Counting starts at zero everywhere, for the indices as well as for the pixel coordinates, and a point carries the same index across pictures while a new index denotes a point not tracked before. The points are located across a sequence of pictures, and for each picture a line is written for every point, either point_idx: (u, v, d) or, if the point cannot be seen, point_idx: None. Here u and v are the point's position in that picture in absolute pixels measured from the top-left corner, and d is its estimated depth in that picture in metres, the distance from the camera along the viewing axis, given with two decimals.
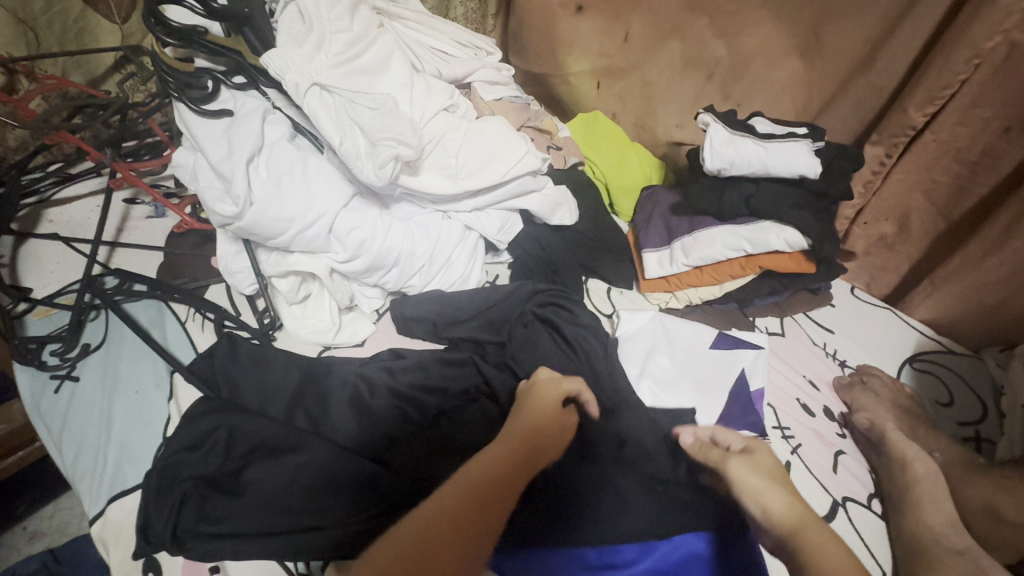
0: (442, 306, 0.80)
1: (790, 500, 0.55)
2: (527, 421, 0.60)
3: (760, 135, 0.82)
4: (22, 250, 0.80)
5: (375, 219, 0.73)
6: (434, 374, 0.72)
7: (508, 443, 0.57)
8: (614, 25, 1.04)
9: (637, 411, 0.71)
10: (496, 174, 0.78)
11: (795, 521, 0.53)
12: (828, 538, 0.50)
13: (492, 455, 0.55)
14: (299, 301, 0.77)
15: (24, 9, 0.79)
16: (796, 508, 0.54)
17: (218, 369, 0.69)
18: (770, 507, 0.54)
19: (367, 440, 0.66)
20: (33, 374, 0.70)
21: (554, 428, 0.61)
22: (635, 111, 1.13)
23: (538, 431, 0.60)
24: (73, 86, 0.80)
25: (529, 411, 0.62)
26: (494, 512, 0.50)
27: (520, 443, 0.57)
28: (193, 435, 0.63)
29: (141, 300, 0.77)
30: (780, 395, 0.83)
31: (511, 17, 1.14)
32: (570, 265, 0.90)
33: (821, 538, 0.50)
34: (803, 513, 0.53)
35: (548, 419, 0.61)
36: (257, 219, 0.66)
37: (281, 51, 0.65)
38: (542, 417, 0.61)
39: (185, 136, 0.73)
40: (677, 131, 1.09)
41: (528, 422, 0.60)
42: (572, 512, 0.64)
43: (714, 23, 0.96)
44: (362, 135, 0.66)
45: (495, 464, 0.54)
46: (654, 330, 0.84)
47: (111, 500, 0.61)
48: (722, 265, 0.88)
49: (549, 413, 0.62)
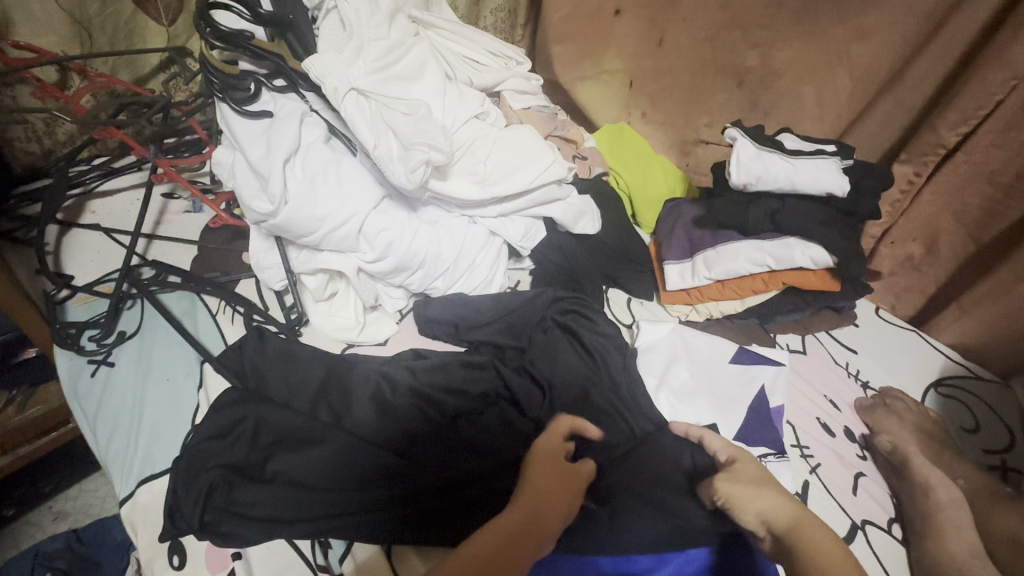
0: (465, 309, 0.81)
1: (782, 500, 0.57)
2: (538, 479, 0.58)
3: (788, 151, 0.82)
4: (65, 239, 0.84)
5: (403, 221, 0.75)
6: (454, 376, 0.73)
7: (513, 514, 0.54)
8: (652, 27, 1.07)
9: (653, 447, 0.70)
10: (523, 181, 0.79)
11: (792, 521, 0.55)
12: (824, 541, 0.52)
13: (494, 523, 0.54)
14: (326, 298, 0.79)
15: (80, 10, 0.83)
16: (792, 507, 0.56)
17: (247, 361, 0.71)
18: (767, 511, 0.56)
19: (387, 435, 0.67)
20: (71, 358, 0.72)
21: (564, 495, 0.57)
22: (665, 116, 1.14)
23: (543, 499, 0.56)
24: (121, 84, 0.85)
25: (540, 470, 0.59)
26: (512, 553, 0.51)
27: (540, 493, 0.57)
28: (219, 424, 0.65)
29: (175, 292, 0.80)
30: (799, 413, 0.83)
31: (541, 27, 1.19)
32: (591, 274, 0.92)
33: (820, 536, 0.53)
34: (799, 512, 0.56)
35: (554, 479, 0.58)
36: (290, 217, 0.68)
37: (322, 57, 0.67)
38: (554, 479, 0.58)
39: (225, 134, 0.75)
40: (706, 130, 1.09)
41: (531, 486, 0.57)
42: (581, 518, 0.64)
43: (746, 34, 0.96)
44: (395, 140, 0.67)
45: (502, 526, 0.53)
46: (674, 342, 0.84)
47: (141, 483, 0.63)
48: (745, 280, 0.89)
49: (563, 478, 0.59)
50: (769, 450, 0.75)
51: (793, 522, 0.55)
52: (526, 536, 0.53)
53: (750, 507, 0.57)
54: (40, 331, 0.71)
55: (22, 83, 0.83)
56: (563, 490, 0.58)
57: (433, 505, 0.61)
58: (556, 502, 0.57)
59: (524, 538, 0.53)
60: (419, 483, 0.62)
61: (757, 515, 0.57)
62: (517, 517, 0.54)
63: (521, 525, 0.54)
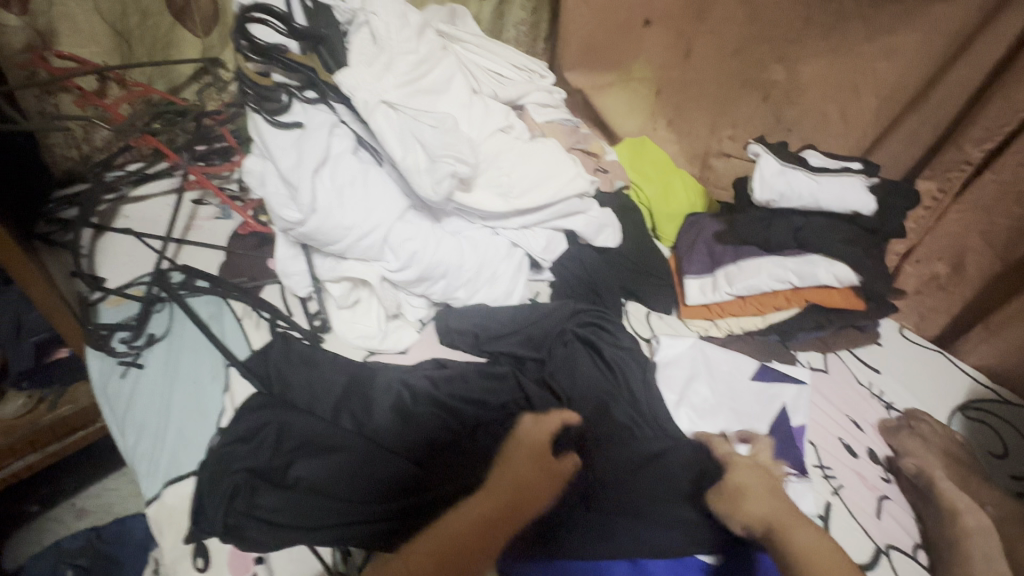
0: (486, 320, 0.81)
1: (766, 503, 0.63)
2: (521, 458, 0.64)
3: (812, 169, 0.83)
4: (99, 242, 0.86)
5: (428, 232, 0.76)
6: (474, 387, 0.73)
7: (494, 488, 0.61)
8: (679, 39, 1.08)
9: (667, 461, 0.70)
10: (546, 194, 0.80)
11: (772, 516, 0.61)
12: (804, 533, 0.60)
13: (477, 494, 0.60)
14: (349, 306, 0.80)
15: (120, 22, 0.86)
16: (770, 504, 0.63)
17: (272, 367, 0.72)
18: (751, 511, 0.62)
19: (408, 443, 0.68)
20: (103, 359, 0.73)
21: (541, 472, 0.63)
22: (691, 125, 1.14)
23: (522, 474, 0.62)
24: (156, 94, 0.91)
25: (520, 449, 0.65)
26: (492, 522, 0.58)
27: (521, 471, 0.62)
28: (245, 428, 0.66)
29: (203, 297, 0.82)
30: (821, 432, 0.82)
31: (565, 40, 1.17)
32: (611, 287, 0.92)
33: (801, 531, 0.60)
34: (776, 508, 0.62)
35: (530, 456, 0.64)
36: (319, 226, 0.70)
37: (353, 71, 0.68)
38: (528, 465, 0.63)
39: (256, 143, 0.77)
40: (729, 142, 1.10)
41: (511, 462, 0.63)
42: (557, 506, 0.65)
43: (774, 48, 0.96)
44: (423, 152, 0.69)
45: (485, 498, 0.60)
46: (694, 357, 0.84)
47: (167, 485, 0.64)
48: (767, 296, 0.88)
49: (532, 467, 0.63)
50: (791, 471, 0.74)
51: (774, 522, 0.61)
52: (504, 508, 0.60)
53: (738, 512, 0.63)
54: (69, 326, 0.73)
55: (63, 91, 0.86)
56: (529, 478, 0.62)
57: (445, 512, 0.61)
58: (520, 488, 0.61)
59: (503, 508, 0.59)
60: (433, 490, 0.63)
61: (744, 516, 0.62)
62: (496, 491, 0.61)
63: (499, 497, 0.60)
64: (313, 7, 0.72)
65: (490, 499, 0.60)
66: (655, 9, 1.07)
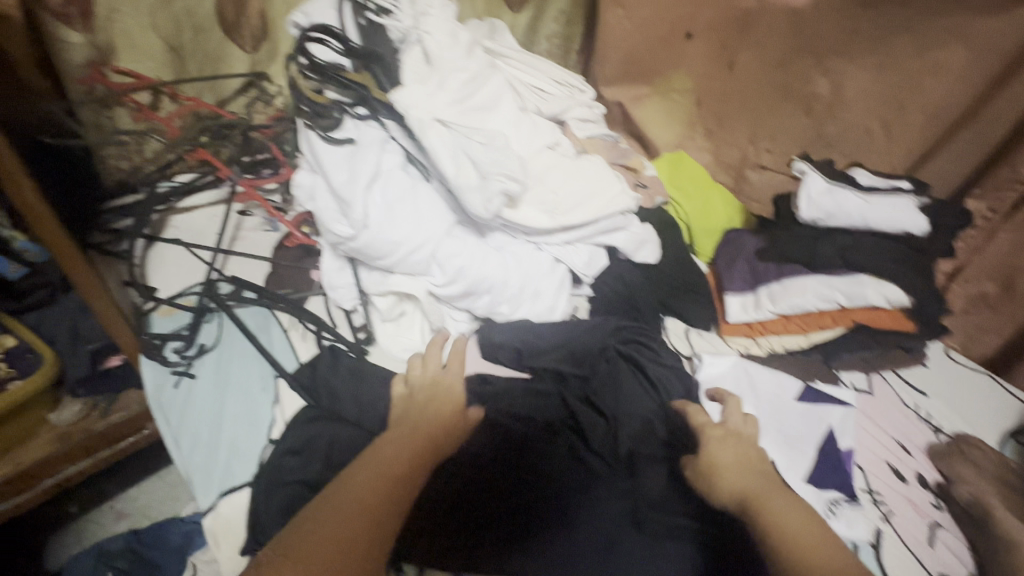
0: (529, 336, 0.81)
1: (742, 477, 0.65)
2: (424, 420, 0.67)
3: (861, 188, 0.83)
4: (150, 252, 0.88)
5: (474, 247, 0.77)
6: (519, 403, 0.75)
7: (405, 447, 0.63)
8: (723, 51, 1.07)
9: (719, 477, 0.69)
10: (591, 212, 0.81)
11: (747, 489, 0.64)
12: (779, 505, 0.62)
13: (388, 452, 0.62)
14: (393, 319, 0.81)
15: (176, 37, 0.87)
16: (744, 477, 0.65)
17: (319, 378, 0.73)
18: (727, 485, 0.65)
19: (460, 457, 0.69)
20: (156, 369, 0.75)
21: (442, 430, 0.66)
22: (731, 135, 1.12)
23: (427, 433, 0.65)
24: (207, 108, 0.92)
25: (424, 414, 0.68)
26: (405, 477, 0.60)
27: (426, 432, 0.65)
28: (294, 441, 0.67)
29: (251, 308, 0.83)
30: (868, 456, 0.81)
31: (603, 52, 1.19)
32: (652, 303, 0.91)
33: (777, 505, 0.62)
34: (749, 481, 0.65)
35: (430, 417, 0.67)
36: (368, 241, 0.72)
37: (408, 90, 0.69)
38: (431, 424, 0.66)
39: (306, 158, 0.79)
40: (767, 155, 1.08)
41: (416, 424, 0.66)
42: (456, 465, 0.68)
43: (818, 61, 0.95)
44: (474, 169, 0.69)
45: (397, 457, 0.62)
46: (738, 376, 0.84)
47: (221, 496, 0.65)
48: (812, 315, 0.87)
49: (432, 416, 0.67)
50: (841, 496, 0.73)
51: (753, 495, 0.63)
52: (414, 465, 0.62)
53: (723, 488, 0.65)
54: (83, 274, 0.66)
55: (121, 106, 0.88)
56: (434, 426, 0.66)
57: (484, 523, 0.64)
58: (431, 435, 0.65)
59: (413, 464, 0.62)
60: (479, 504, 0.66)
61: (728, 492, 0.65)
62: (405, 449, 0.63)
63: (410, 454, 0.62)
64: (367, 25, 0.74)
65: (410, 444, 0.63)
66: (698, 20, 1.08)
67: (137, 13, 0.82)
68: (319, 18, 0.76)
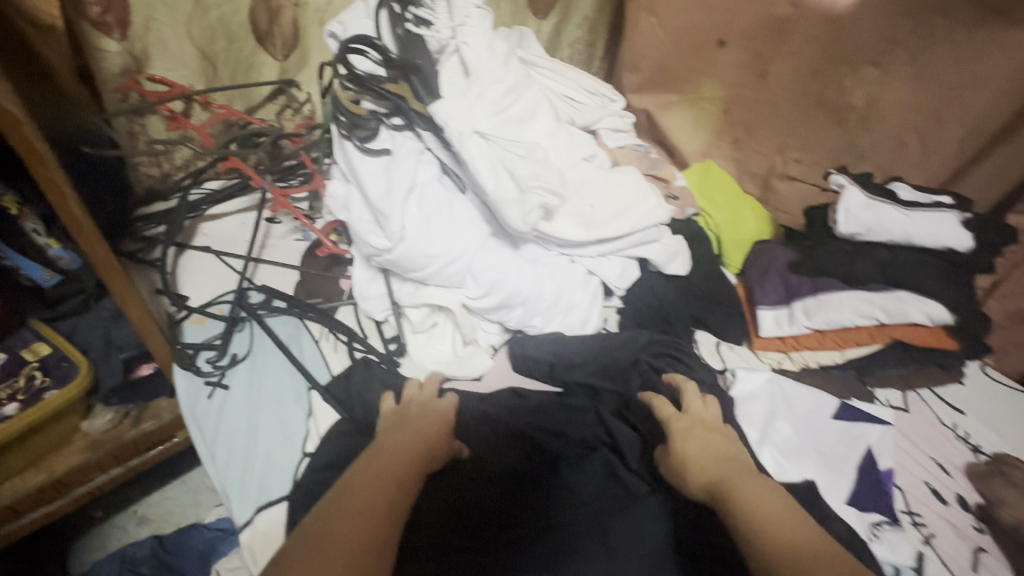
0: (561, 349, 0.80)
1: (709, 467, 0.64)
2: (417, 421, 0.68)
3: (902, 203, 0.81)
4: (180, 260, 0.88)
5: (509, 260, 0.76)
6: (553, 419, 0.74)
7: (406, 447, 0.65)
8: (755, 59, 1.04)
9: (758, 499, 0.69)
10: (628, 224, 0.80)
11: (713, 479, 0.63)
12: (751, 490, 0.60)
13: (390, 452, 0.64)
14: (425, 330, 0.80)
15: (209, 46, 0.87)
16: (711, 468, 0.64)
17: (354, 391, 0.74)
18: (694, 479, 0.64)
19: (496, 473, 0.69)
20: (190, 379, 0.75)
21: (436, 431, 0.68)
22: (759, 143, 1.09)
23: (419, 433, 0.67)
24: (239, 116, 0.93)
25: (418, 417, 0.69)
26: (403, 477, 0.61)
27: (423, 435, 0.67)
28: (330, 458, 0.67)
29: (281, 317, 0.82)
30: (907, 476, 0.79)
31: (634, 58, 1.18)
32: (683, 316, 0.90)
33: (750, 488, 0.61)
34: (715, 470, 0.64)
35: (425, 419, 0.69)
36: (405, 254, 0.71)
37: (447, 102, 0.68)
38: (425, 424, 0.68)
39: (341, 167, 0.79)
40: (795, 165, 1.05)
41: (413, 426, 0.68)
42: (444, 485, 0.68)
43: (853, 71, 0.92)
44: (513, 182, 0.68)
45: (396, 458, 0.63)
46: (773, 394, 0.82)
47: (258, 511, 0.65)
48: (848, 331, 0.85)
49: (418, 428, 0.67)
50: (883, 519, 0.71)
51: (722, 485, 0.62)
52: (413, 467, 0.63)
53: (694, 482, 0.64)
54: (102, 255, 0.61)
55: (154, 115, 0.89)
56: (421, 437, 0.66)
57: (515, 541, 0.63)
58: (428, 439, 0.66)
59: (412, 465, 0.63)
60: (511, 521, 0.65)
61: (700, 486, 0.64)
62: (405, 448, 0.64)
63: (408, 453, 0.64)
64: (404, 35, 0.73)
65: (410, 444, 0.65)
66: (733, 29, 1.05)
67: (174, 20, 0.82)
68: (356, 28, 0.77)
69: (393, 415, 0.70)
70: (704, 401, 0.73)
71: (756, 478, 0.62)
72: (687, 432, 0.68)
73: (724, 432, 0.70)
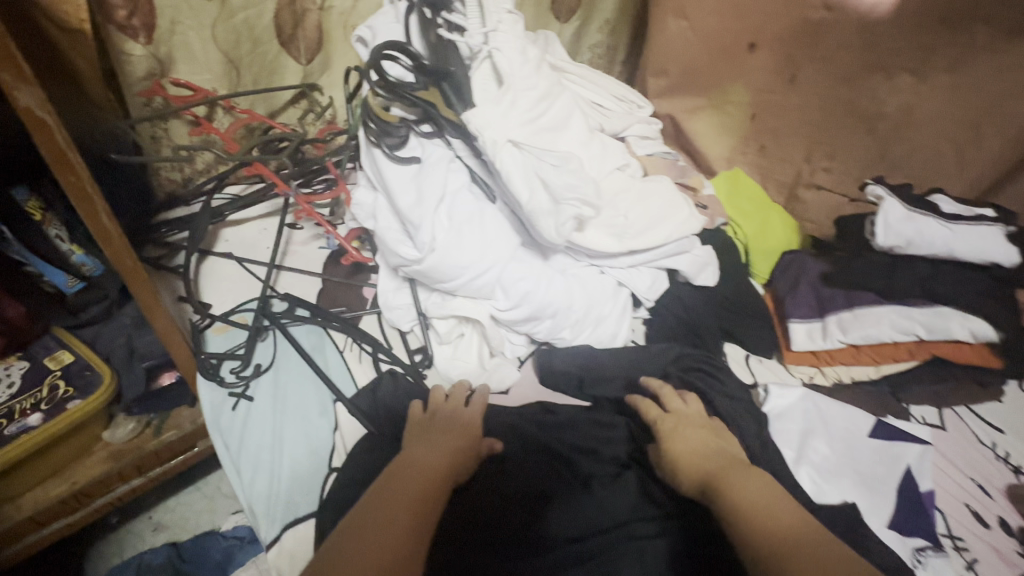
0: (591, 363, 0.78)
1: (698, 459, 0.64)
2: (445, 423, 0.68)
3: (944, 216, 0.78)
4: (203, 267, 0.87)
5: (539, 271, 0.74)
6: (583, 436, 0.72)
7: (438, 454, 0.64)
8: (786, 64, 1.00)
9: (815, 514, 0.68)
10: (661, 236, 0.79)
11: (697, 472, 0.63)
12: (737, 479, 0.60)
13: (424, 461, 0.62)
14: (451, 341, 0.78)
15: (234, 50, 0.86)
16: (696, 461, 0.64)
17: (381, 405, 0.72)
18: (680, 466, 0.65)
19: (524, 492, 0.67)
20: (214, 389, 0.73)
21: (467, 435, 0.67)
22: (785, 151, 1.06)
23: (443, 431, 0.67)
24: (262, 120, 0.91)
25: (444, 422, 0.68)
26: (438, 488, 0.60)
27: (457, 442, 0.66)
28: (356, 475, 0.66)
29: (305, 326, 0.80)
30: (947, 498, 0.76)
31: (660, 59, 1.16)
32: (712, 328, 0.87)
33: (739, 480, 0.60)
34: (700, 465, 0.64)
35: (454, 425, 0.68)
36: (435, 265, 0.69)
37: (479, 110, 0.67)
38: (459, 430, 0.67)
39: (367, 173, 0.78)
40: (823, 174, 1.02)
41: (444, 428, 0.67)
42: (464, 497, 0.66)
43: (888, 79, 0.88)
44: (546, 192, 0.66)
45: (428, 467, 0.62)
46: (807, 410, 0.79)
47: (286, 528, 0.64)
48: (885, 346, 0.83)
49: (450, 438, 0.66)
50: (926, 544, 0.69)
51: (708, 480, 0.62)
52: (446, 477, 0.62)
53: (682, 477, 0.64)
54: (127, 260, 0.59)
55: (178, 119, 0.88)
56: (455, 445, 0.66)
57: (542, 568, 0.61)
58: (459, 447, 0.66)
59: (446, 474, 0.62)
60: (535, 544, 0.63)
61: (689, 481, 0.64)
62: (436, 454, 0.64)
63: (440, 459, 0.63)
64: (437, 41, 0.71)
65: (443, 447, 0.65)
66: (767, 31, 1.01)
67: (200, 24, 0.81)
68: (384, 33, 0.76)
69: (420, 422, 0.68)
70: (685, 399, 0.73)
71: (744, 467, 0.62)
72: (674, 431, 0.68)
73: (710, 425, 0.69)
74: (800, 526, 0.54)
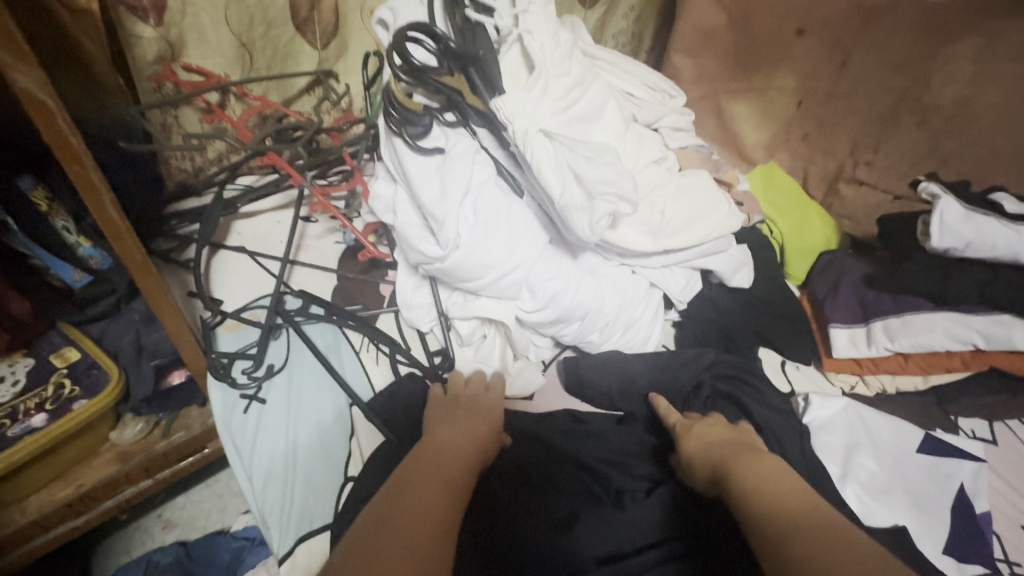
0: (621, 369, 0.74)
1: (706, 451, 0.62)
2: (467, 406, 0.66)
3: (1006, 215, 0.72)
4: (213, 261, 0.84)
5: (568, 271, 0.70)
6: (613, 447, 0.67)
7: (460, 440, 0.61)
8: (836, 50, 0.93)
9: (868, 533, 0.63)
10: (698, 235, 0.74)
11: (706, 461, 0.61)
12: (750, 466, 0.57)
13: (448, 448, 0.60)
14: (473, 343, 0.75)
15: (247, 33, 0.82)
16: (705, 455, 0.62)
17: (401, 412, 0.69)
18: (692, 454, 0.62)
19: (548, 510, 0.60)
20: (225, 390, 0.69)
21: (489, 421, 0.65)
22: (829, 143, 1.00)
23: (465, 417, 0.64)
24: (276, 108, 0.87)
25: (464, 408, 0.66)
26: (463, 473, 0.58)
27: (479, 428, 0.63)
28: (374, 484, 0.62)
29: (320, 325, 0.77)
30: (1003, 520, 0.71)
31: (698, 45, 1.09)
32: (746, 332, 0.82)
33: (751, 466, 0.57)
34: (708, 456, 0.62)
35: (474, 411, 0.65)
36: (459, 262, 0.65)
37: (511, 96, 0.61)
38: (479, 414, 0.65)
39: (387, 164, 0.74)
40: (866, 169, 0.96)
41: (465, 411, 0.65)
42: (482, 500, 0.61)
43: (945, 67, 0.82)
44: (579, 186, 0.61)
45: (453, 452, 0.59)
46: (851, 423, 0.74)
47: (299, 542, 0.61)
48: (935, 356, 0.78)
49: (474, 424, 0.63)
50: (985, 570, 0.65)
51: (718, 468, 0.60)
52: (469, 463, 0.59)
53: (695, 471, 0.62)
54: (136, 257, 0.55)
55: (189, 106, 0.84)
56: (477, 431, 0.63)
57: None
58: (479, 434, 0.63)
59: (470, 460, 0.59)
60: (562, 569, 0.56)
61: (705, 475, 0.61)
62: (456, 438, 0.61)
63: (461, 442, 0.61)
64: (463, 23, 0.65)
65: (465, 428, 0.62)
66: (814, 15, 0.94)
67: (211, 6, 0.77)
68: (407, 15, 0.70)
69: (443, 405, 0.67)
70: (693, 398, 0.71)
71: (756, 453, 0.59)
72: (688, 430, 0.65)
73: (726, 421, 0.67)
74: (804, 509, 0.51)
